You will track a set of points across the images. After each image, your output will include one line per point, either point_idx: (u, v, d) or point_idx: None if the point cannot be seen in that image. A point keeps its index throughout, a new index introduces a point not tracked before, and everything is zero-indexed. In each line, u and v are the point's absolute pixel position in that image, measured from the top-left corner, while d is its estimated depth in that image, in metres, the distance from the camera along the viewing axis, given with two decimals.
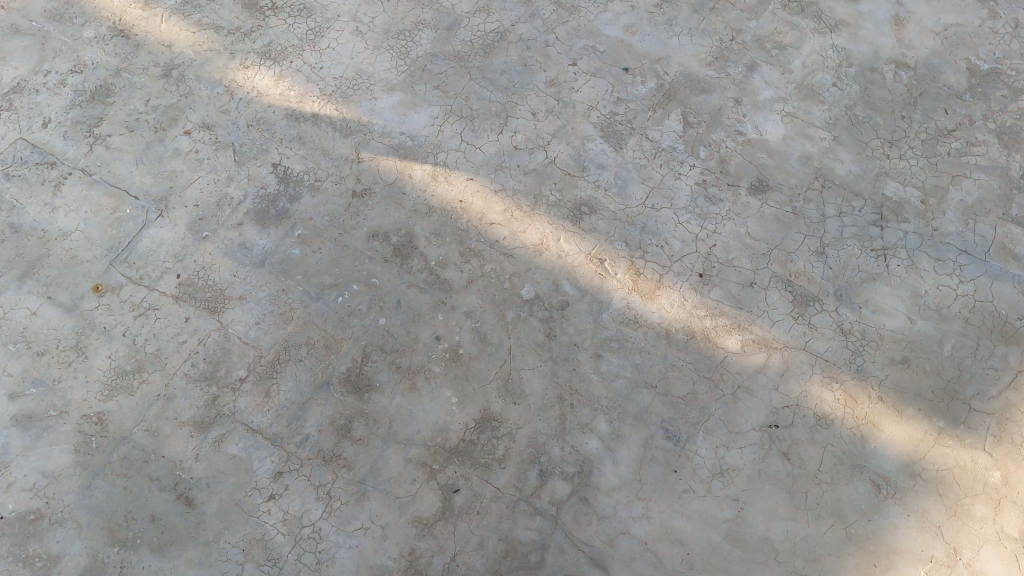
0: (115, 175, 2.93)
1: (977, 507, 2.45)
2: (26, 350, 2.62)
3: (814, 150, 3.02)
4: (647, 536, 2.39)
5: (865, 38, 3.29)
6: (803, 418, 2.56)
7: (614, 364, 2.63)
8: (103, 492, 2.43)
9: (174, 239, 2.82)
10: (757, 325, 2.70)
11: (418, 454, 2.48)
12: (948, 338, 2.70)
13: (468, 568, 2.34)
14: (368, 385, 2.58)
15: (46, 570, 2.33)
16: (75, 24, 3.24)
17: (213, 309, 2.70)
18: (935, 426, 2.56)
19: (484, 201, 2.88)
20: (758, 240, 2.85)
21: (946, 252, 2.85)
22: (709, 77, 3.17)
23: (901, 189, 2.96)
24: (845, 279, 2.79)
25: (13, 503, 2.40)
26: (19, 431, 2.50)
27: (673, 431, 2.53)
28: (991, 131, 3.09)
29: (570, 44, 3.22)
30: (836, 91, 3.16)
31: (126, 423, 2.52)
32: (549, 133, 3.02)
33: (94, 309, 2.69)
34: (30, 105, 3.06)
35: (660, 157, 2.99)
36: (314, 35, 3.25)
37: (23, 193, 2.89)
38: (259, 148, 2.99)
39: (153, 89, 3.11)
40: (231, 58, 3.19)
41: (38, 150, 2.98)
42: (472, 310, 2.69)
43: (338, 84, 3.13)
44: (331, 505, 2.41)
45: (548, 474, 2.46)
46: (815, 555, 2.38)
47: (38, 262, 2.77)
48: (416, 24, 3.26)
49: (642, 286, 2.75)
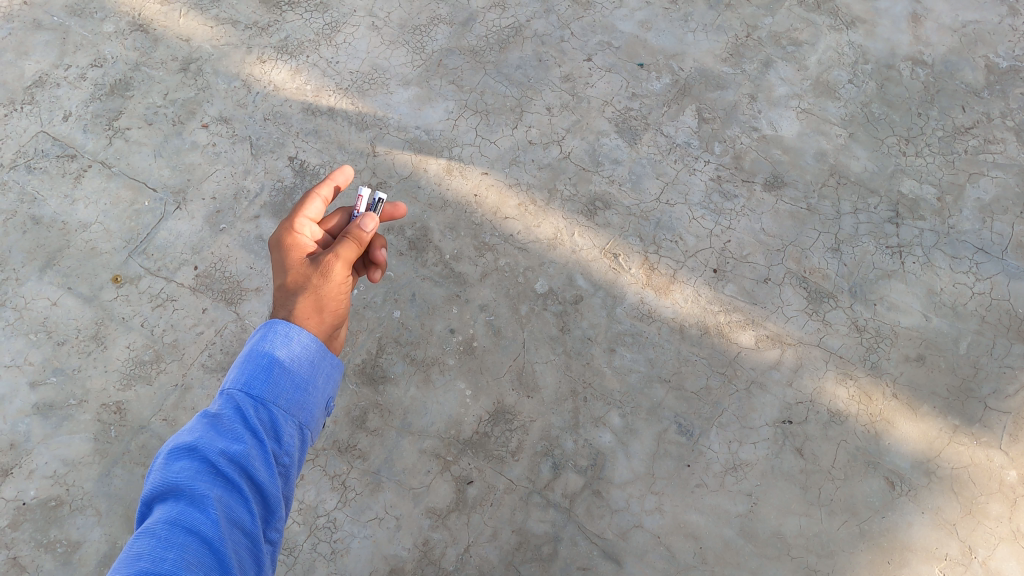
0: (133, 168, 2.97)
1: (992, 505, 2.43)
2: (47, 339, 2.67)
3: (829, 147, 3.02)
4: (659, 530, 2.40)
5: (882, 34, 3.27)
6: (816, 414, 2.56)
7: (628, 359, 2.63)
8: (122, 480, 2.47)
9: (191, 231, 2.86)
10: (771, 321, 2.70)
11: (432, 446, 2.49)
12: (964, 336, 2.69)
13: (481, 560, 2.35)
14: (382, 377, 2.59)
15: (66, 555, 2.36)
16: (95, 19, 3.28)
17: (230, 301, 2.74)
18: (950, 424, 2.56)
19: (498, 195, 2.90)
20: (773, 236, 2.84)
21: (962, 250, 2.83)
22: (724, 74, 3.17)
23: (917, 186, 2.95)
24: (860, 276, 2.78)
25: (34, 490, 2.45)
26: (40, 419, 2.55)
27: (687, 425, 2.54)
28: (1009, 129, 3.06)
29: (585, 39, 3.23)
30: (852, 88, 3.15)
31: (144, 412, 2.56)
32: (563, 128, 3.03)
33: (113, 300, 2.74)
34: (51, 99, 3.11)
35: (675, 153, 2.99)
36: (331, 30, 3.27)
37: (44, 185, 2.94)
38: (276, 142, 3.03)
39: (171, 83, 3.14)
40: (249, 53, 3.22)
41: (59, 143, 3.02)
42: (487, 304, 2.70)
43: (353, 78, 3.15)
44: (346, 495, 2.43)
45: (561, 467, 2.47)
46: (829, 552, 2.38)
47: (59, 253, 2.81)
48: (431, 19, 3.28)
49: (656, 281, 2.76)
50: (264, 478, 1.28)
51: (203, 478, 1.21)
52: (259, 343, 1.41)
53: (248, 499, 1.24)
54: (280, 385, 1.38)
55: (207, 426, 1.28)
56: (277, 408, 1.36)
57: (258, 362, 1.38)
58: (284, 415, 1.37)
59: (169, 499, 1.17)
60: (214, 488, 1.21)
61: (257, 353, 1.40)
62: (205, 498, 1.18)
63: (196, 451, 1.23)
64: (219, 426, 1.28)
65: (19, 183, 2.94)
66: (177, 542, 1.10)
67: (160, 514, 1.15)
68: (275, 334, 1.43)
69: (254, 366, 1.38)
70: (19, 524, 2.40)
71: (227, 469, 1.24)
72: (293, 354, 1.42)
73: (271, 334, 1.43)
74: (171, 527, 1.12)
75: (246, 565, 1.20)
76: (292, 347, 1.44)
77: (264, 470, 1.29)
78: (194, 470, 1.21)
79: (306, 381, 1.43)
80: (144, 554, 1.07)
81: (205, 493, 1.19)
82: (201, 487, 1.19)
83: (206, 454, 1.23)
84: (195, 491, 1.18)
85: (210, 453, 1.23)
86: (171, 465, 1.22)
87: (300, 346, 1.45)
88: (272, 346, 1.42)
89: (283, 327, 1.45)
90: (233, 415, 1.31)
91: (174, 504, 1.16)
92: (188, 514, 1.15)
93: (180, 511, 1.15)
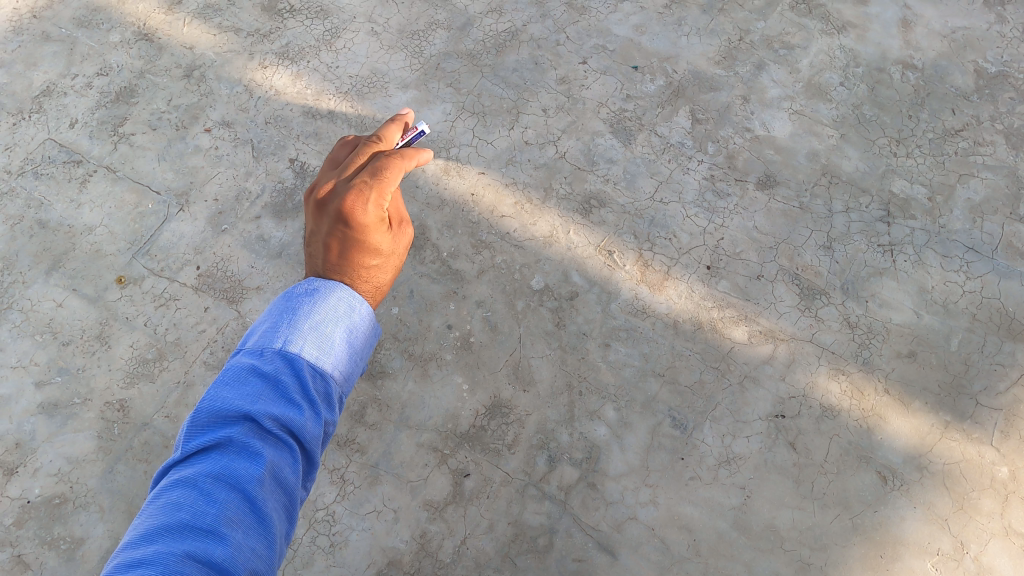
0: (138, 172, 3.03)
1: (984, 501, 2.46)
2: (52, 340, 2.71)
3: (821, 147, 3.07)
4: (654, 522, 2.43)
5: (872, 39, 3.33)
6: (809, 408, 2.59)
7: (623, 353, 2.67)
8: (125, 476, 2.50)
9: (194, 232, 2.91)
10: (764, 317, 2.74)
11: (429, 439, 2.53)
12: (955, 333, 2.72)
13: (478, 551, 2.38)
14: (380, 372, 2.62)
15: (69, 552, 2.39)
16: (102, 29, 3.36)
17: (232, 300, 2.79)
18: (941, 419, 2.59)
19: (495, 194, 2.95)
20: (766, 234, 2.88)
21: (953, 249, 2.88)
22: (718, 76, 3.22)
23: (908, 186, 2.99)
24: (852, 274, 2.82)
25: (39, 487, 2.49)
26: (45, 418, 2.59)
27: (681, 419, 2.57)
28: (998, 131, 3.12)
29: (580, 43, 3.29)
30: (843, 90, 3.20)
31: (147, 409, 2.60)
32: (559, 129, 3.09)
33: (117, 300, 2.79)
34: (58, 107, 3.17)
35: (669, 153, 3.04)
36: (331, 36, 3.34)
37: (51, 190, 2.99)
38: (277, 145, 3.09)
39: (175, 90, 3.21)
40: (251, 59, 3.29)
41: (66, 149, 3.08)
42: (484, 300, 2.74)
43: (353, 82, 3.22)
44: (345, 489, 2.46)
45: (557, 460, 2.51)
46: (822, 545, 2.40)
47: (64, 255, 2.87)
48: (430, 25, 3.34)
49: (650, 277, 2.80)
50: (312, 444, 1.32)
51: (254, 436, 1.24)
52: (324, 309, 1.46)
53: (296, 461, 1.27)
54: (334, 355, 1.42)
55: (262, 383, 1.30)
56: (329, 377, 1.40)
57: (319, 329, 1.42)
58: (336, 384, 1.41)
59: (216, 450, 1.20)
60: (266, 445, 1.24)
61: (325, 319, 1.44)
62: (255, 455, 1.21)
63: (247, 407, 1.25)
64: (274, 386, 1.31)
65: (26, 189, 2.99)
66: (222, 497, 1.13)
67: (206, 464, 1.18)
68: (338, 304, 1.49)
69: (315, 331, 1.41)
70: (23, 521, 2.44)
71: (276, 429, 1.26)
72: (353, 329, 1.48)
73: (334, 301, 1.49)
74: (217, 480, 1.15)
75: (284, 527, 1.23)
76: (353, 321, 1.49)
77: (313, 436, 1.32)
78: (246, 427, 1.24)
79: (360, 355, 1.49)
80: (188, 503, 1.11)
81: (257, 451, 1.22)
82: (253, 443, 1.22)
83: (259, 411, 1.25)
84: (246, 446, 1.21)
85: (261, 410, 1.26)
86: (221, 418, 1.24)
87: (359, 321, 1.50)
88: (336, 315, 1.47)
89: (347, 299, 1.51)
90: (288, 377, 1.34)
91: (222, 457, 1.19)
92: (236, 470, 1.18)
93: (228, 466, 1.18)
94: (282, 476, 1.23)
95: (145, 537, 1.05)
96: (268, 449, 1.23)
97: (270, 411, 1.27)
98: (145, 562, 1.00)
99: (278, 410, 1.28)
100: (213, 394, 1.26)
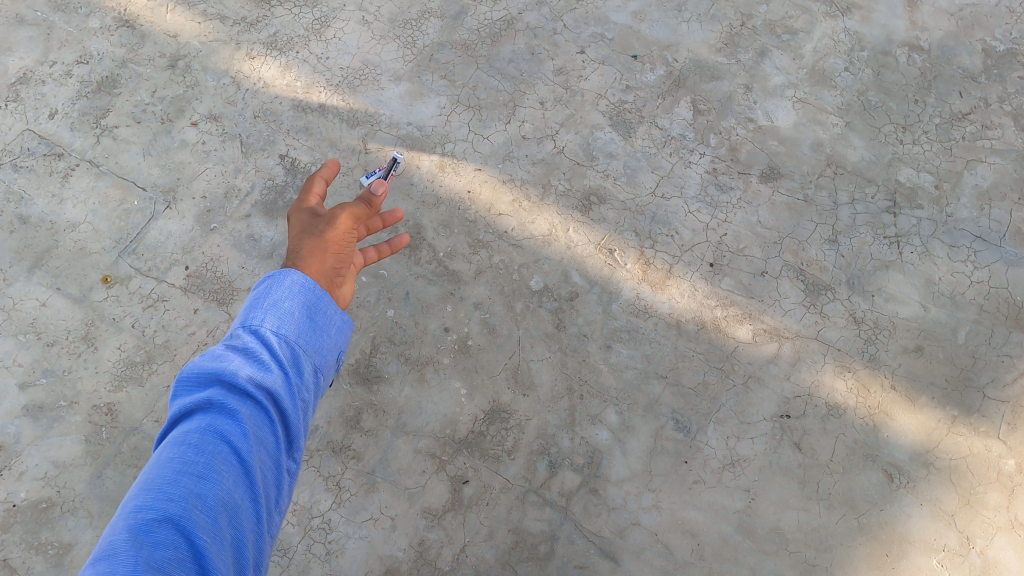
0: (123, 167, 2.94)
1: (990, 496, 2.42)
2: (36, 341, 2.64)
3: (826, 137, 2.98)
4: (656, 527, 2.39)
5: (878, 20, 3.23)
6: (814, 407, 2.54)
7: (624, 355, 2.61)
8: (113, 481, 2.45)
9: (182, 230, 2.83)
10: (768, 314, 2.68)
11: (428, 445, 2.48)
12: (962, 326, 2.67)
13: (478, 559, 2.34)
14: (376, 376, 2.56)
15: (58, 557, 2.34)
16: (80, 15, 3.23)
17: (221, 301, 2.71)
18: (948, 414, 2.54)
19: (492, 190, 2.87)
20: (770, 229, 2.81)
21: (960, 238, 2.81)
22: (719, 64, 3.13)
23: (915, 174, 2.92)
24: (858, 268, 2.75)
25: (24, 491, 2.43)
26: (30, 421, 2.53)
27: (684, 421, 2.52)
28: (1006, 114, 3.03)
29: (578, 31, 3.19)
30: (848, 76, 3.11)
31: (136, 414, 2.54)
32: (557, 122, 2.99)
33: (103, 300, 2.71)
34: (36, 96, 3.06)
35: (670, 146, 2.96)
36: (320, 25, 3.22)
37: (31, 184, 2.90)
38: (266, 140, 2.99)
39: (159, 81, 3.10)
40: (237, 49, 3.17)
41: (46, 141, 2.98)
42: (481, 301, 2.67)
43: (344, 74, 3.11)
44: (341, 496, 2.41)
45: (558, 465, 2.46)
46: (827, 546, 2.37)
47: (47, 253, 2.78)
48: (422, 13, 3.23)
49: (652, 276, 2.73)
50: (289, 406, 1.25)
51: (234, 396, 1.18)
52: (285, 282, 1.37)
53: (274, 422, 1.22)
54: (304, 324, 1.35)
55: (234, 351, 1.24)
56: (301, 342, 1.33)
57: (283, 297, 1.35)
58: (308, 351, 1.34)
59: (198, 413, 1.15)
60: (244, 406, 1.18)
61: (287, 288, 1.37)
62: (235, 414, 1.16)
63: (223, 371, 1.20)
64: (248, 352, 1.25)
65: (5, 182, 2.90)
66: (209, 448, 1.09)
67: (191, 423, 1.13)
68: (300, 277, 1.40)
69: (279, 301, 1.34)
70: (10, 526, 2.38)
71: (253, 390, 1.20)
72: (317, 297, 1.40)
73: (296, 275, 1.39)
74: (203, 435, 1.11)
75: (269, 483, 1.18)
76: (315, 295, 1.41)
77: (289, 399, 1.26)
78: (225, 389, 1.18)
79: (331, 322, 1.41)
80: (175, 458, 1.07)
81: (237, 410, 1.17)
82: (232, 403, 1.17)
83: (235, 375, 1.19)
84: (225, 406, 1.16)
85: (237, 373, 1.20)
86: (201, 386, 1.20)
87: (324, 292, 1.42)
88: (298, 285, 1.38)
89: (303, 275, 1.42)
90: (261, 343, 1.27)
91: (203, 417, 1.14)
92: (219, 427, 1.13)
93: (211, 423, 1.13)
94: (262, 435, 1.18)
95: (136, 491, 1.02)
96: (246, 408, 1.18)
97: (244, 375, 1.20)
98: (142, 509, 0.98)
99: (253, 373, 1.21)
100: (193, 363, 1.21)
